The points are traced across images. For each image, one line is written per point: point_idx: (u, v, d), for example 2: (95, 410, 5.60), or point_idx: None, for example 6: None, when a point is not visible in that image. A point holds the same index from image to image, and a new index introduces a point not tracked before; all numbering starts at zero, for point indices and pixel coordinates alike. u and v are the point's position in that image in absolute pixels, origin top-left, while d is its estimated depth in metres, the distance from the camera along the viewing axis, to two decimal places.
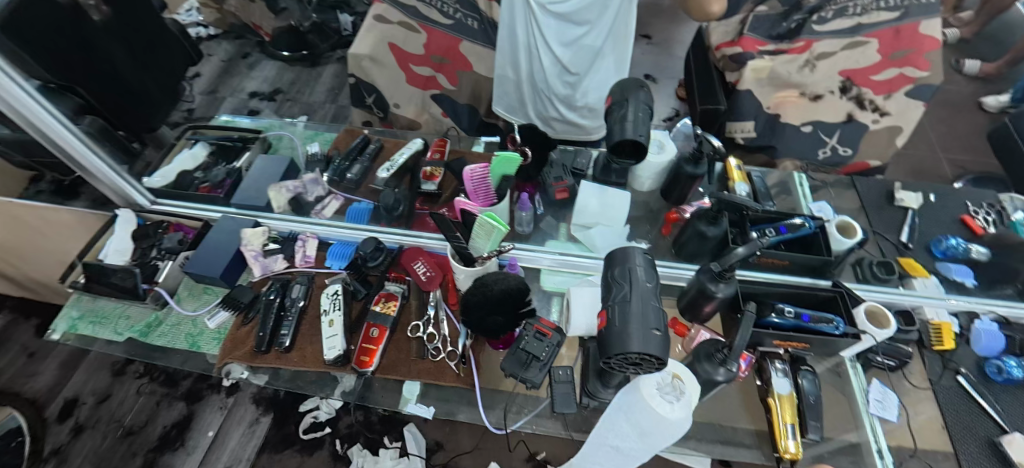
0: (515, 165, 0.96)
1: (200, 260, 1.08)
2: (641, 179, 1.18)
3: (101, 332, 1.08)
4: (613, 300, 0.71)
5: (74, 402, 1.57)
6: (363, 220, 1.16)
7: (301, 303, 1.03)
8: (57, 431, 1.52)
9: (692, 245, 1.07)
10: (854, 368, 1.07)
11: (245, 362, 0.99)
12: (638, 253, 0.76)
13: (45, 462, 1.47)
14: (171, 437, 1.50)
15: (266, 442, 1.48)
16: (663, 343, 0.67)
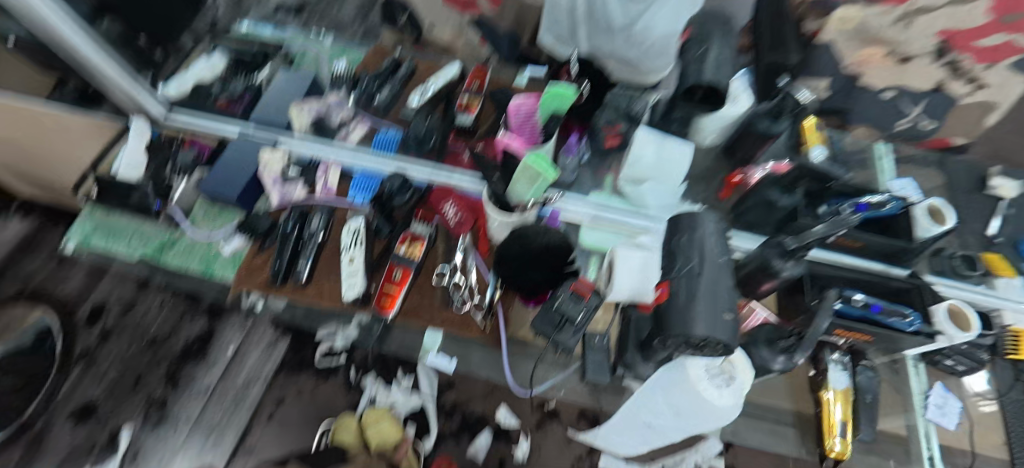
0: (568, 101, 0.84)
1: (215, 179, 1.01)
2: (705, 134, 1.02)
3: (114, 248, 1.04)
4: (677, 272, 0.63)
5: (100, 309, 1.45)
6: (391, 151, 1.06)
7: (320, 235, 0.95)
8: (85, 335, 1.41)
9: (753, 213, 0.95)
10: (915, 369, 0.98)
11: (262, 292, 0.94)
12: (711, 220, 0.66)
13: (72, 364, 1.35)
14: (193, 349, 1.36)
15: (283, 364, 1.35)
16: (733, 329, 0.59)
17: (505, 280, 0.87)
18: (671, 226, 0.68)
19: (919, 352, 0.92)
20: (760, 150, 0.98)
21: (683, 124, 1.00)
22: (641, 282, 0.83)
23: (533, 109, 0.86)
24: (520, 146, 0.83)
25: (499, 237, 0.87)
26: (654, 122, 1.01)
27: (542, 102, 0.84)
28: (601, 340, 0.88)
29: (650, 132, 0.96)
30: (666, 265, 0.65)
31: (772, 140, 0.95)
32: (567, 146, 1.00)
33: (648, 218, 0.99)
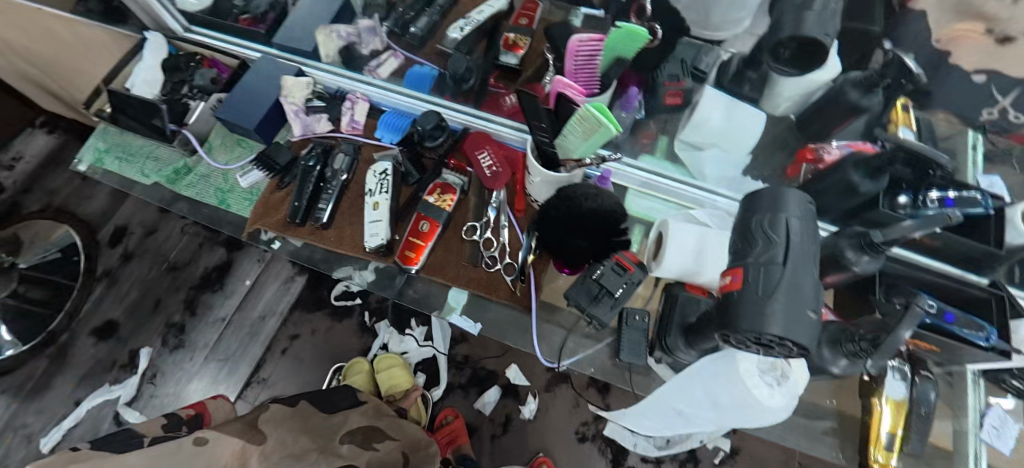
0: (641, 45, 0.69)
1: (234, 105, 0.93)
2: (778, 99, 0.86)
3: (128, 170, 1.00)
4: (753, 259, 0.55)
5: (124, 231, 1.64)
6: (424, 89, 0.95)
7: (343, 176, 0.88)
8: (108, 254, 1.60)
9: (826, 196, 0.82)
10: (976, 385, 0.83)
11: (278, 232, 0.87)
12: (799, 199, 0.57)
13: (97, 281, 1.57)
14: (211, 278, 1.58)
15: (300, 300, 1.56)
16: (813, 330, 0.54)
17: (550, 248, 0.73)
18: (748, 202, 0.60)
19: (981, 369, 0.81)
20: (838, 126, 0.84)
21: (757, 86, 0.86)
22: (690, 259, 0.76)
23: (597, 49, 0.72)
24: (579, 92, 0.69)
25: (540, 197, 0.79)
26: (720, 82, 0.88)
27: (607, 45, 0.70)
28: (640, 318, 0.80)
29: (720, 93, 0.86)
30: (739, 248, 0.58)
31: (853, 119, 0.81)
32: (625, 100, 0.88)
33: (704, 187, 0.90)
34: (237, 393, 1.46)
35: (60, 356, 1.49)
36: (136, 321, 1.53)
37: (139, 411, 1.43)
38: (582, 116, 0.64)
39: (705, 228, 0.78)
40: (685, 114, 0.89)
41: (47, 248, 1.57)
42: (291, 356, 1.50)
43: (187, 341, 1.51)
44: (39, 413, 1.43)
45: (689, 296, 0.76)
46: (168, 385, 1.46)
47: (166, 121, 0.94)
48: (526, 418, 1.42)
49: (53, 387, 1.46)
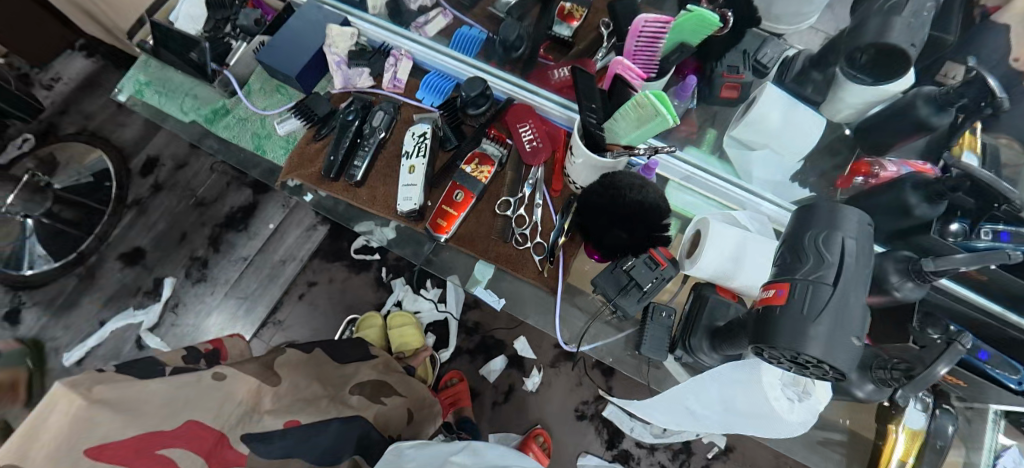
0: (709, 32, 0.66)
1: (276, 49, 0.91)
2: (839, 105, 0.82)
3: (168, 106, 1.00)
4: (803, 276, 0.54)
5: (155, 162, 1.65)
6: (472, 53, 0.92)
7: (380, 135, 0.86)
8: (139, 184, 1.63)
9: (877, 209, 0.78)
10: (995, 424, 0.78)
11: (312, 185, 0.87)
12: (857, 218, 0.56)
13: (127, 209, 1.60)
14: (236, 218, 1.60)
15: (320, 249, 1.58)
16: (854, 356, 0.53)
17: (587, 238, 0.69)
18: (801, 216, 0.58)
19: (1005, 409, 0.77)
20: (902, 140, 0.79)
21: (821, 87, 0.84)
22: (726, 262, 0.74)
23: (661, 31, 0.67)
24: (637, 76, 0.68)
25: (580, 180, 0.77)
26: (781, 79, 0.86)
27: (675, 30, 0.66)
28: (667, 313, 0.78)
29: (782, 92, 0.82)
30: (787, 261, 0.57)
31: (918, 138, 0.77)
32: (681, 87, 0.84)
33: (751, 189, 0.86)
34: (253, 331, 1.50)
35: (90, 276, 1.54)
36: (162, 251, 1.57)
37: (160, 337, 1.49)
38: (638, 102, 0.62)
39: (744, 232, 0.75)
40: (740, 109, 0.86)
41: (79, 173, 1.59)
42: (307, 301, 1.54)
43: (209, 276, 1.54)
44: (66, 328, 1.49)
45: (721, 300, 0.75)
46: (188, 315, 1.51)
47: (208, 60, 0.93)
48: (528, 390, 1.44)
49: (81, 305, 1.52)
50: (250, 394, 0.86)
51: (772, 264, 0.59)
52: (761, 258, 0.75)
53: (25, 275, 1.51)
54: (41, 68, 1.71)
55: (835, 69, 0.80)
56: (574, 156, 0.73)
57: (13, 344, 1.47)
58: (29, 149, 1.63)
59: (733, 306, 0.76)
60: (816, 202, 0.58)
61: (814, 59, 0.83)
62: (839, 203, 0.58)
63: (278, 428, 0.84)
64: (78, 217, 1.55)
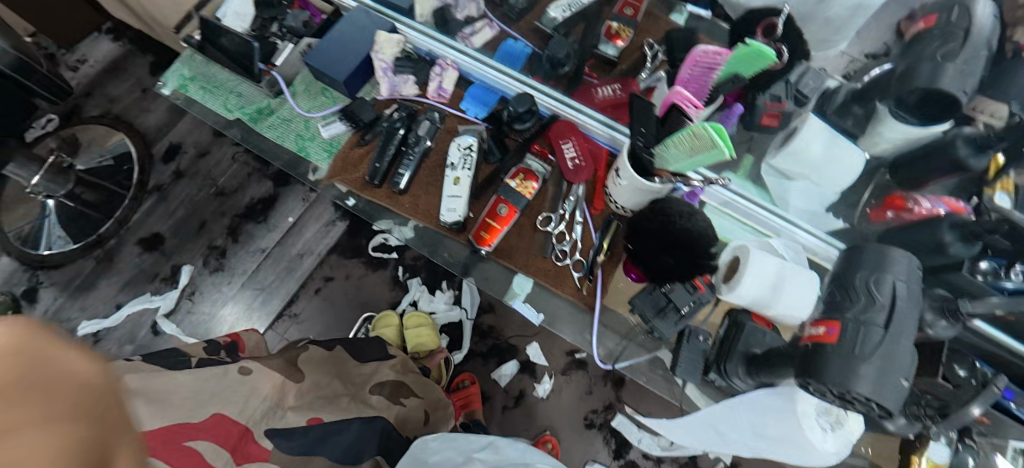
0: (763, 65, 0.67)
1: (324, 53, 0.93)
2: (877, 139, 0.82)
3: (211, 101, 1.01)
4: (854, 315, 0.56)
5: (177, 149, 1.67)
6: (517, 66, 0.93)
7: (425, 144, 0.87)
8: (160, 170, 1.64)
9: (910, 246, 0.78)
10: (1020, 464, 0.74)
11: (355, 190, 0.89)
12: (905, 263, 0.58)
13: (148, 194, 1.62)
14: (256, 210, 1.61)
15: (338, 245, 1.59)
16: (901, 396, 0.54)
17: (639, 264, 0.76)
18: (849, 258, 0.61)
19: None
20: (938, 178, 0.79)
21: (861, 121, 0.84)
22: (765, 290, 0.75)
23: (717, 62, 0.67)
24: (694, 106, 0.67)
25: (622, 200, 0.78)
26: (824, 110, 0.86)
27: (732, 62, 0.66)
28: (702, 336, 0.79)
29: (825, 125, 0.82)
30: (836, 301, 0.58)
31: (953, 177, 0.77)
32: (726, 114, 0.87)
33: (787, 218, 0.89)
34: (267, 324, 1.51)
35: (108, 259, 1.55)
36: (180, 238, 1.58)
37: (175, 323, 1.50)
38: (694, 134, 0.62)
39: (783, 262, 0.76)
40: (778, 137, 0.88)
41: (100, 155, 1.61)
42: (323, 296, 1.55)
43: (226, 265, 1.56)
44: (82, 310, 1.51)
45: (759, 328, 0.76)
46: (203, 304, 1.52)
47: (257, 60, 0.95)
48: (538, 397, 1.45)
49: (98, 287, 1.53)
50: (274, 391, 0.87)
51: (820, 303, 0.61)
52: (799, 288, 0.75)
53: (43, 254, 1.53)
54: (67, 49, 1.73)
55: (876, 105, 0.80)
56: (620, 178, 0.75)
57: (30, 322, 1.49)
58: (53, 128, 1.65)
59: (770, 334, 0.76)
60: (865, 246, 0.61)
61: (857, 92, 0.83)
62: (887, 247, 0.60)
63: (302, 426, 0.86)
64: (98, 201, 1.56)
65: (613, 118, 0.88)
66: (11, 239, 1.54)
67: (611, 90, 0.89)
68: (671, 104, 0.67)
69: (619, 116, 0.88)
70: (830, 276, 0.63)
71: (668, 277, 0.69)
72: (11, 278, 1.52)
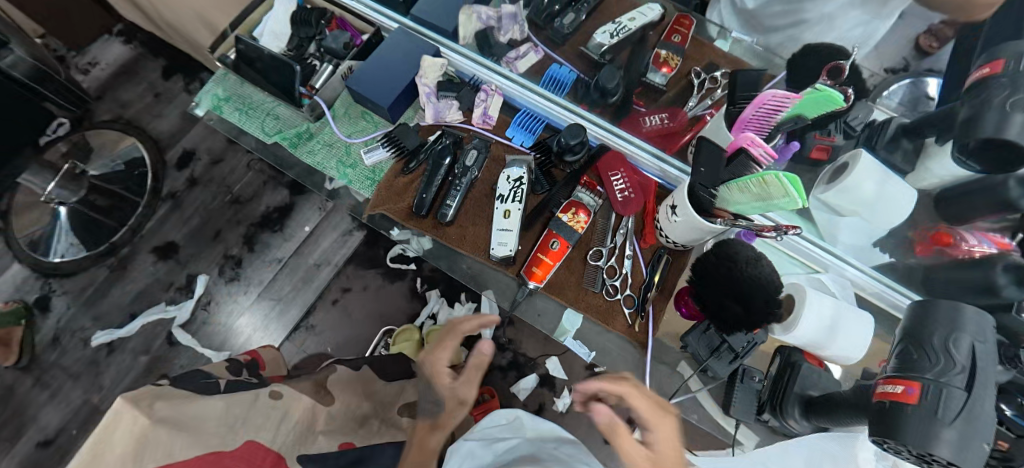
0: (832, 106, 0.64)
1: (368, 78, 0.91)
2: (925, 175, 0.82)
3: (249, 124, 1.00)
4: (933, 376, 0.54)
5: (191, 156, 1.62)
6: (562, 93, 0.91)
7: (471, 175, 0.86)
8: (174, 177, 1.60)
9: (958, 288, 0.78)
10: None
11: (400, 220, 0.88)
12: (979, 320, 0.56)
13: (162, 202, 1.58)
14: (272, 219, 1.57)
15: (356, 255, 1.54)
16: (982, 459, 0.53)
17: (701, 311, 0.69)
18: (920, 312, 0.59)
19: None
20: (984, 216, 0.77)
21: (910, 155, 0.83)
22: (821, 332, 0.74)
23: (784, 105, 0.65)
24: (763, 149, 0.66)
25: (674, 235, 0.77)
26: (872, 145, 0.84)
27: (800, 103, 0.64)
28: (756, 375, 0.78)
29: (877, 163, 0.78)
30: (911, 358, 0.57)
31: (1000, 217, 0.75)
32: (781, 148, 0.82)
33: (838, 254, 0.85)
34: (282, 338, 1.47)
35: (121, 267, 1.52)
36: (195, 247, 1.55)
37: (190, 333, 1.48)
38: (765, 181, 0.60)
39: (838, 301, 0.75)
40: (824, 172, 0.84)
41: (112, 160, 1.57)
42: (340, 307, 1.49)
43: (242, 276, 1.52)
44: (95, 320, 1.48)
45: (813, 368, 0.75)
46: (219, 314, 1.49)
47: (297, 84, 0.91)
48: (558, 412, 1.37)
49: (112, 295, 1.50)
50: (304, 414, 0.85)
51: (891, 358, 0.59)
52: (854, 330, 0.75)
53: (57, 262, 1.50)
54: (77, 52, 1.69)
55: (929, 140, 0.80)
56: (675, 214, 0.73)
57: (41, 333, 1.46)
58: (64, 133, 1.59)
59: (822, 373, 0.76)
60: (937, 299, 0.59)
61: (907, 127, 0.82)
62: (959, 301, 0.59)
63: (334, 450, 0.85)
64: (109, 206, 1.53)
65: (661, 148, 0.86)
66: (21, 244, 1.50)
67: (658, 119, 0.87)
68: (739, 147, 0.68)
69: (667, 146, 0.86)
70: (898, 329, 0.61)
71: (733, 325, 0.67)
72: (22, 286, 1.49)
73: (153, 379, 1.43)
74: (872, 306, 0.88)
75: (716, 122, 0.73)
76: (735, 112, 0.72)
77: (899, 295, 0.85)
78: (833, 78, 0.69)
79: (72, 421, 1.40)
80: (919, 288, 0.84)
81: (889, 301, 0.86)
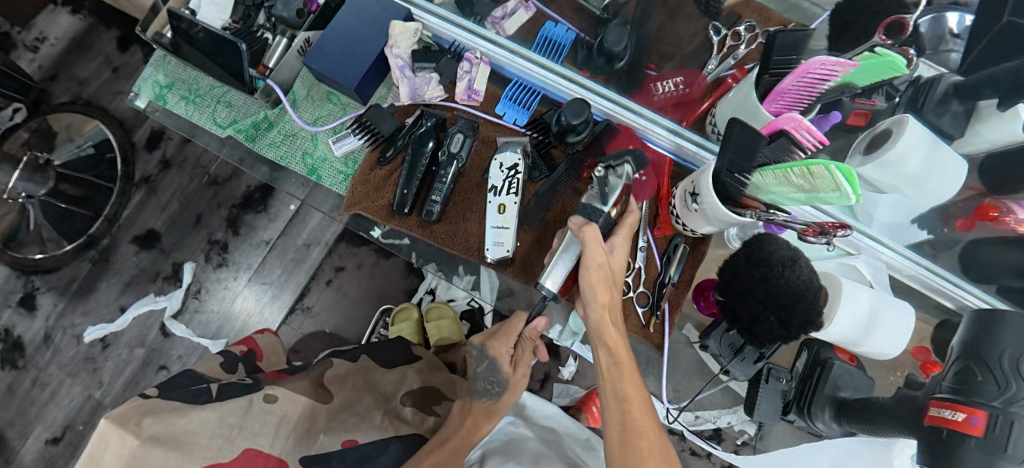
0: (887, 73, 0.58)
1: (329, 54, 0.78)
2: (974, 139, 0.71)
3: (197, 116, 0.90)
4: (1003, 404, 0.52)
5: (160, 135, 1.29)
6: (560, 58, 0.78)
7: (459, 165, 0.76)
8: (146, 160, 1.29)
9: (995, 266, 0.74)
10: None
11: (380, 220, 0.79)
12: None
13: (136, 189, 1.28)
14: (254, 199, 1.28)
15: (345, 233, 1.27)
16: None
17: (732, 325, 0.63)
18: (982, 327, 0.57)
19: None
20: None
21: (960, 119, 0.72)
22: (857, 330, 0.69)
23: (834, 73, 0.58)
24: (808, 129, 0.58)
25: (694, 226, 0.70)
26: (917, 108, 0.74)
27: (854, 70, 0.57)
28: (782, 376, 0.75)
29: (925, 130, 0.67)
30: (975, 380, 0.55)
31: None
32: (819, 121, 0.73)
33: (872, 234, 0.79)
34: (280, 320, 1.25)
35: (104, 260, 1.26)
36: (177, 234, 1.27)
37: (185, 324, 1.25)
38: (811, 171, 0.52)
39: (871, 293, 0.69)
40: (860, 138, 0.74)
41: (78, 145, 1.26)
42: (335, 288, 1.27)
43: (232, 262, 1.27)
44: (86, 315, 1.24)
45: (845, 368, 0.72)
46: (211, 302, 1.26)
47: (247, 67, 0.78)
48: (563, 379, 1.16)
49: (99, 290, 1.25)
50: (302, 415, 0.76)
51: (948, 377, 0.57)
52: (892, 322, 0.70)
53: (36, 258, 1.24)
54: (23, 26, 1.31)
55: (982, 101, 0.71)
56: (695, 202, 0.66)
57: (17, 345, 1.22)
58: (22, 120, 1.26)
59: (853, 372, 0.73)
60: (1000, 315, 0.56)
61: (960, 86, 0.72)
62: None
63: (336, 450, 0.75)
64: (84, 197, 1.24)
65: (676, 120, 0.77)
66: None
67: (673, 84, 0.76)
68: (780, 130, 0.59)
69: (682, 117, 0.77)
70: (957, 342, 0.59)
71: (766, 335, 0.61)
72: (4, 287, 1.24)
73: (152, 373, 1.22)
74: (906, 288, 0.83)
75: (744, 91, 0.65)
76: (771, 82, 0.63)
77: (937, 278, 0.79)
78: (892, 36, 0.60)
79: (77, 417, 1.20)
80: (958, 269, 0.78)
81: (925, 284, 0.81)
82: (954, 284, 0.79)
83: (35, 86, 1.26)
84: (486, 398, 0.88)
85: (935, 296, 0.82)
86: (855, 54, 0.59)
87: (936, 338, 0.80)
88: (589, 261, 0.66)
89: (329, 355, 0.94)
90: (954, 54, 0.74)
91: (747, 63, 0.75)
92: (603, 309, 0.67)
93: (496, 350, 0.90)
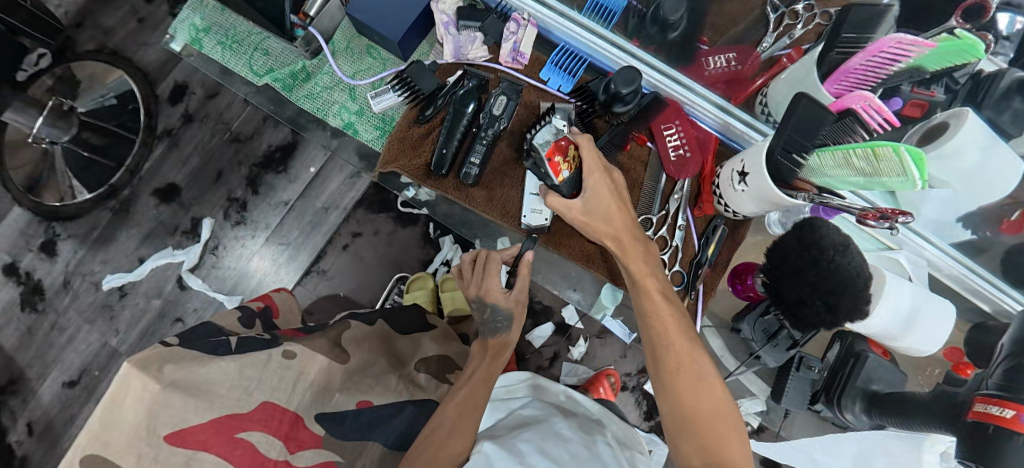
0: (963, 58, 0.55)
1: (374, 4, 0.76)
2: None
3: (233, 62, 0.91)
4: None
5: (184, 88, 1.27)
6: (610, 24, 0.74)
7: (502, 127, 0.74)
8: (169, 113, 1.27)
9: None
10: None
11: (416, 181, 0.78)
12: None
13: (158, 141, 1.27)
14: (274, 160, 1.27)
15: (364, 199, 1.26)
16: None
17: (777, 306, 0.63)
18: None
19: None
20: None
21: (1021, 118, 0.67)
22: (898, 323, 0.67)
23: (909, 53, 0.55)
24: (878, 109, 0.56)
25: (739, 207, 0.69)
26: (975, 104, 0.69)
27: (930, 52, 0.55)
28: (813, 365, 0.76)
29: (983, 127, 0.61)
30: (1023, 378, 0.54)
31: None
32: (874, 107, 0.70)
33: (917, 229, 0.77)
34: (296, 280, 1.25)
35: (124, 211, 1.25)
36: (198, 189, 1.26)
37: (202, 278, 1.25)
38: (875, 153, 0.49)
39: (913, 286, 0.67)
40: (911, 130, 0.68)
41: (102, 94, 1.24)
42: (351, 254, 1.26)
43: (250, 220, 1.26)
44: (105, 264, 1.24)
45: (880, 361, 0.71)
46: (228, 259, 1.25)
47: (288, 14, 0.77)
48: (572, 359, 1.14)
49: (118, 240, 1.25)
50: (321, 374, 0.74)
51: (996, 374, 0.56)
52: (933, 320, 0.69)
53: (56, 204, 1.23)
54: None
55: None
56: (743, 182, 0.64)
57: (35, 289, 1.22)
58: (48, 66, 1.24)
59: (887, 366, 0.72)
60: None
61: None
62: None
63: (352, 410, 0.75)
64: (107, 146, 1.23)
65: (725, 97, 0.75)
66: (17, 182, 1.21)
67: (724, 60, 0.73)
68: (847, 109, 0.57)
69: (732, 94, 0.74)
70: (1009, 342, 0.59)
71: (812, 320, 0.60)
72: (25, 231, 1.23)
73: (168, 325, 1.23)
74: (943, 286, 0.82)
75: (803, 71, 0.62)
76: (837, 60, 0.60)
77: (978, 279, 0.78)
78: (971, 19, 0.59)
79: (94, 363, 1.22)
80: (1000, 272, 0.76)
81: (964, 284, 0.80)
82: (995, 286, 0.77)
83: (61, 31, 1.23)
84: (497, 334, 0.87)
85: (972, 297, 0.80)
86: (931, 36, 0.56)
87: (970, 340, 0.78)
88: (569, 216, 0.68)
89: (348, 317, 0.94)
90: (1001, 56, 0.70)
91: (804, 44, 0.71)
92: (605, 237, 0.67)
93: (490, 296, 0.86)
